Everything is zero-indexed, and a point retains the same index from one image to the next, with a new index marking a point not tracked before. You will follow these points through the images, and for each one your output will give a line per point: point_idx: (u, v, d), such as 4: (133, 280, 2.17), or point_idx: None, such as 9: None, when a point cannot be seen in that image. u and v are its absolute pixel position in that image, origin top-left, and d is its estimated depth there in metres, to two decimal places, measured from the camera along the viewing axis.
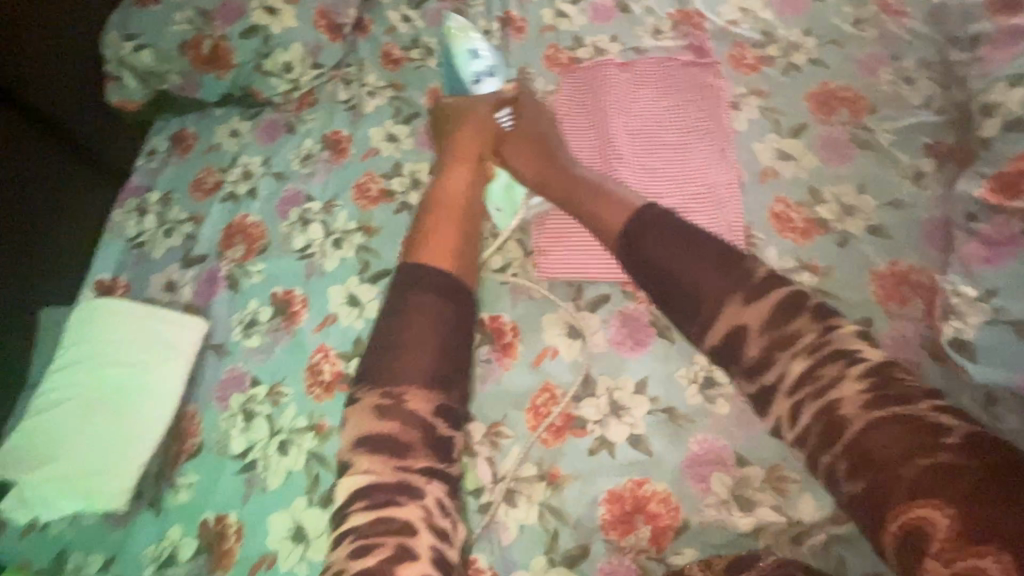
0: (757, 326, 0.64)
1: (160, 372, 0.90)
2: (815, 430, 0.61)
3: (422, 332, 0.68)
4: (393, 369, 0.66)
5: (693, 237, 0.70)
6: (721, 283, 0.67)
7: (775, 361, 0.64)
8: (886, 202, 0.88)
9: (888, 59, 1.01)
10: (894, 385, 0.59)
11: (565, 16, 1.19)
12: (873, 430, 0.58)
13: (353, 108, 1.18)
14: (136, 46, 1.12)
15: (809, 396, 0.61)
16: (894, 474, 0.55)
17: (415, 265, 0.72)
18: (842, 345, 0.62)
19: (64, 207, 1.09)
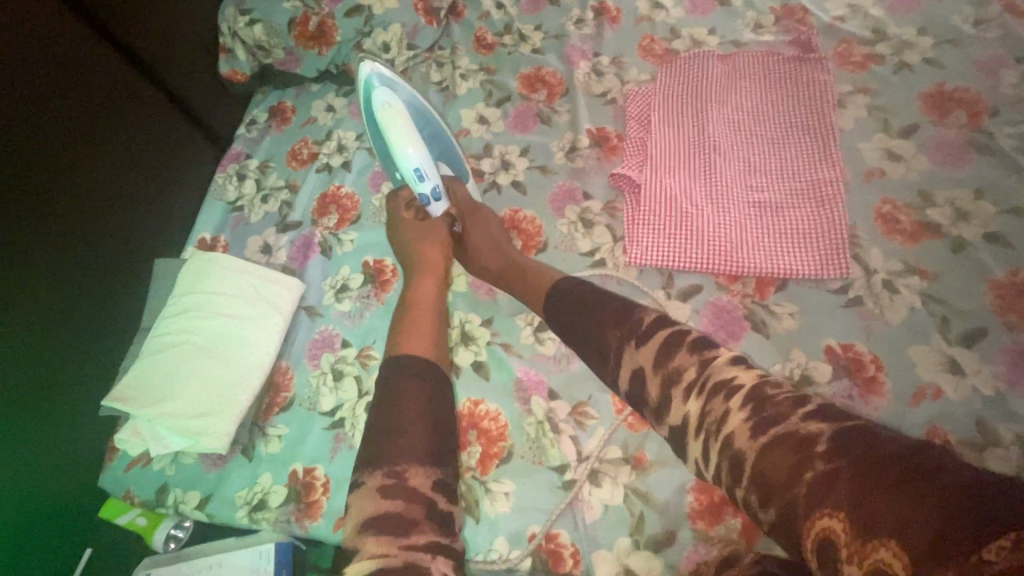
0: (649, 368, 0.67)
1: (260, 327, 0.95)
2: (725, 465, 0.60)
3: (417, 412, 0.67)
4: (390, 451, 0.65)
5: (598, 296, 0.77)
6: (617, 334, 0.71)
7: (673, 402, 0.65)
8: (1006, 209, 0.84)
9: (1011, 62, 0.97)
10: (767, 406, 0.59)
11: (661, 7, 1.19)
12: (765, 455, 0.56)
13: (445, 90, 1.21)
14: (250, 20, 1.18)
15: (710, 437, 0.61)
16: (791, 492, 0.54)
17: (400, 358, 0.73)
18: (718, 374, 0.63)
19: (176, 169, 1.16)
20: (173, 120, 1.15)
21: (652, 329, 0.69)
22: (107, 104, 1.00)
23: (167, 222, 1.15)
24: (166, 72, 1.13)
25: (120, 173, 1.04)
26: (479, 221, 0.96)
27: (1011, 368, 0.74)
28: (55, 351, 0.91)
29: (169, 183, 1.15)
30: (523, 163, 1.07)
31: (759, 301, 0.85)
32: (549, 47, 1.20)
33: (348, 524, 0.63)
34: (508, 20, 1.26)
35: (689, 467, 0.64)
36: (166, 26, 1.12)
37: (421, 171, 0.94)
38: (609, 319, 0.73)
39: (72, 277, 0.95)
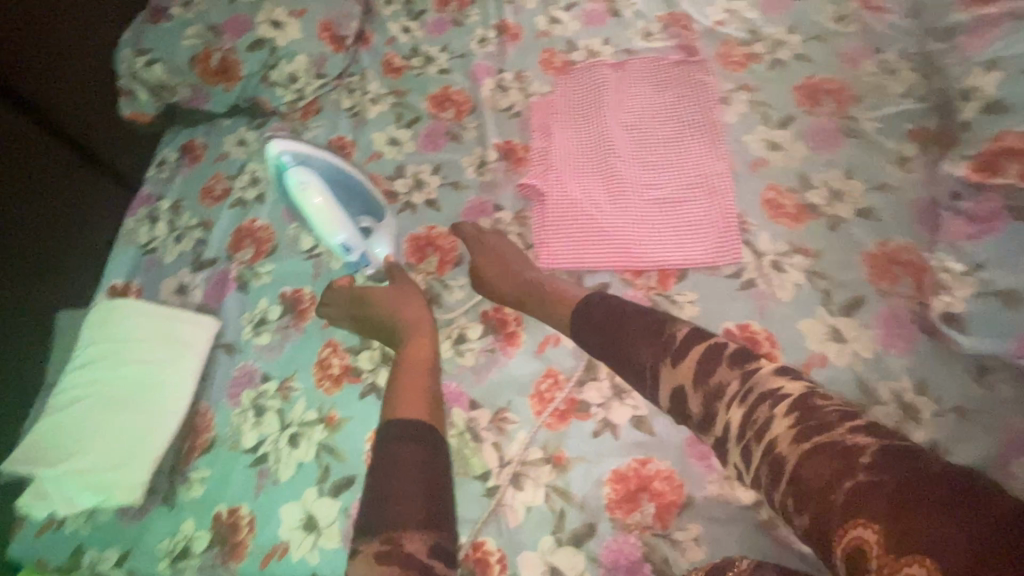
0: (691, 383, 0.64)
1: (174, 370, 0.93)
2: (765, 469, 0.58)
3: (409, 475, 0.66)
4: (391, 519, 0.62)
5: (628, 311, 0.74)
6: (650, 352, 0.68)
7: (717, 413, 0.62)
8: (874, 186, 0.91)
9: (870, 52, 1.05)
10: (815, 414, 0.57)
11: (558, 22, 1.24)
12: (806, 463, 0.54)
13: (356, 115, 1.23)
14: (148, 60, 1.17)
15: (751, 441, 0.59)
16: (827, 500, 0.52)
17: (395, 420, 0.72)
18: (764, 384, 0.60)
19: (77, 217, 1.13)
20: (72, 165, 1.13)
21: (686, 344, 0.66)
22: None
23: (72, 272, 1.12)
24: (60, 117, 1.11)
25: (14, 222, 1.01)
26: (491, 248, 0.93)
27: (886, 331, 0.80)
28: None
29: (72, 232, 1.12)
30: (435, 181, 1.08)
31: (662, 292, 0.89)
32: (455, 67, 1.24)
33: None
34: (415, 44, 1.30)
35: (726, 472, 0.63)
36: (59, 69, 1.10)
37: (349, 246, 0.95)
38: (641, 336, 0.70)
39: None
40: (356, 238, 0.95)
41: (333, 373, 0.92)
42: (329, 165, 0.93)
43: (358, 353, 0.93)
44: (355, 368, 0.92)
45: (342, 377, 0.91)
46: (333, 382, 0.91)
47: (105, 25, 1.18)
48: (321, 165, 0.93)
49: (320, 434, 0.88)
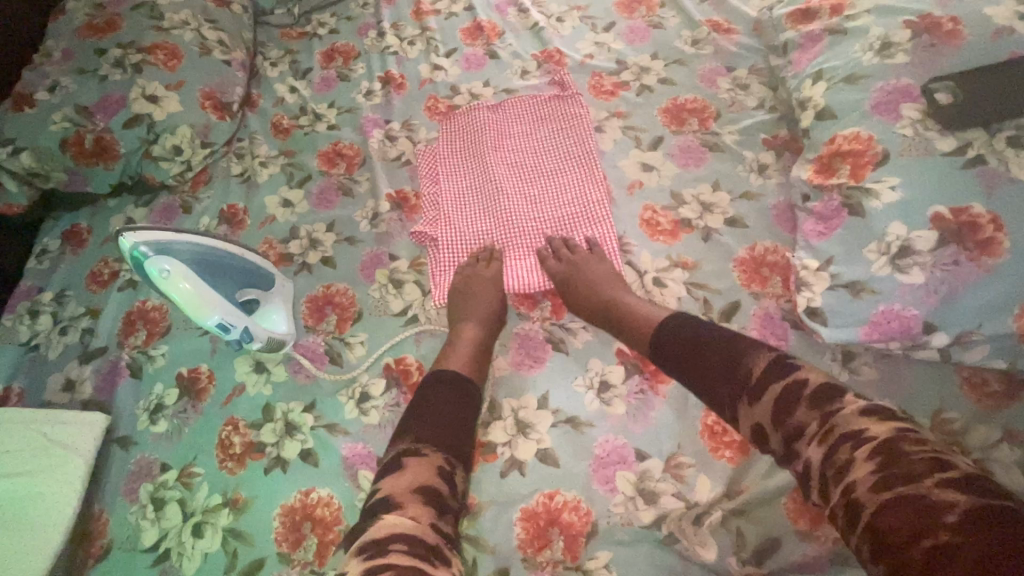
0: (770, 423, 0.64)
1: (53, 480, 0.86)
2: (839, 509, 0.58)
3: (465, 418, 0.77)
4: (445, 441, 0.73)
5: (704, 343, 0.74)
6: (728, 389, 0.69)
7: (798, 452, 0.62)
8: (739, 195, 0.97)
9: (724, 70, 1.14)
10: (900, 462, 0.56)
11: (440, 68, 1.28)
12: (884, 511, 0.54)
13: (247, 180, 1.21)
14: (14, 149, 1.14)
15: (829, 483, 0.59)
16: (907, 557, 0.51)
17: (442, 370, 0.82)
18: (846, 425, 0.60)
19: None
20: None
21: (763, 381, 0.67)
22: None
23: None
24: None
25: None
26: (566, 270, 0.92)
27: (761, 332, 0.85)
28: None
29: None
30: (330, 238, 1.08)
31: (556, 322, 0.92)
32: (344, 122, 1.25)
33: (397, 484, 0.67)
34: (303, 103, 1.30)
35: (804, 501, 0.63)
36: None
37: (228, 324, 0.90)
38: (719, 370, 0.71)
39: None
40: (234, 313, 0.90)
41: (235, 452, 0.88)
42: (194, 248, 0.87)
43: (260, 427, 0.90)
44: (257, 444, 0.88)
45: (245, 455, 0.88)
46: (236, 462, 0.87)
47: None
48: (183, 249, 0.86)
49: (225, 519, 0.83)
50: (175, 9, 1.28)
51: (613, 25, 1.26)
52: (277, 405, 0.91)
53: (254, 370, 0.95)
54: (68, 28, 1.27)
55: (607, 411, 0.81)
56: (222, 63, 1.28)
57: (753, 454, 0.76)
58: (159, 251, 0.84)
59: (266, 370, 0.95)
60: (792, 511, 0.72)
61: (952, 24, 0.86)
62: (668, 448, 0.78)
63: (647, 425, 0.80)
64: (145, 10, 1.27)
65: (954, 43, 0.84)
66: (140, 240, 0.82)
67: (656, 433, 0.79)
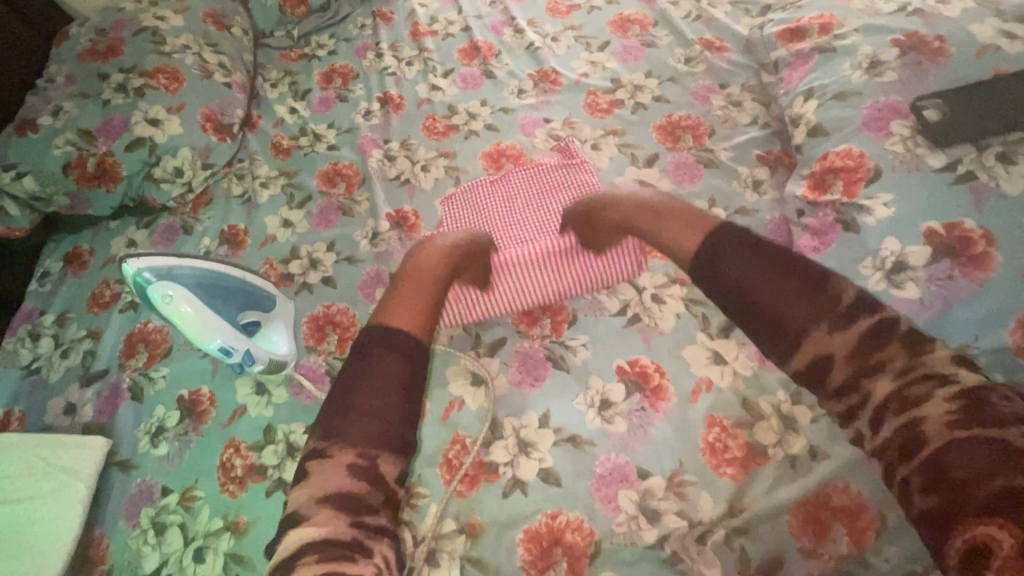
0: (844, 355, 0.66)
1: (53, 504, 0.86)
2: (896, 443, 0.62)
3: (391, 392, 0.73)
4: (358, 427, 0.70)
5: (763, 260, 0.72)
6: (805, 313, 0.69)
7: (862, 383, 0.66)
8: (735, 211, 0.99)
9: (718, 88, 1.16)
10: (988, 409, 0.59)
11: (438, 88, 1.30)
12: (956, 448, 0.58)
13: (247, 201, 1.22)
14: (16, 173, 1.15)
15: (894, 414, 0.63)
16: (966, 491, 0.56)
17: (386, 330, 0.77)
18: (930, 365, 0.63)
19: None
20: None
21: (853, 310, 0.67)
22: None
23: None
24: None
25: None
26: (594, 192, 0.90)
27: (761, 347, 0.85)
28: None
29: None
30: (331, 258, 1.09)
31: (556, 340, 0.91)
32: (343, 142, 1.26)
33: (306, 494, 0.68)
34: (302, 124, 1.32)
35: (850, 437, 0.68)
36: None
37: (230, 348, 0.90)
38: (796, 297, 0.70)
39: None
40: (235, 338, 0.90)
41: (236, 475, 0.88)
42: (194, 274, 0.90)
43: (262, 449, 0.89)
44: (259, 466, 0.88)
45: (246, 478, 0.88)
46: (237, 485, 0.87)
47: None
48: (188, 276, 0.90)
49: (227, 543, 0.83)
50: (177, 34, 1.31)
51: (607, 44, 1.28)
52: (278, 426, 0.91)
53: (255, 392, 0.95)
54: (71, 53, 1.29)
55: (608, 429, 0.82)
56: (223, 85, 1.30)
57: (754, 471, 0.76)
58: (160, 277, 0.87)
59: (267, 392, 0.95)
60: (794, 527, 0.72)
61: (938, 42, 0.88)
62: (670, 466, 0.78)
63: (648, 442, 0.80)
64: (146, 35, 1.29)
65: (941, 61, 0.86)
66: (132, 262, 0.86)
67: (658, 451, 0.79)
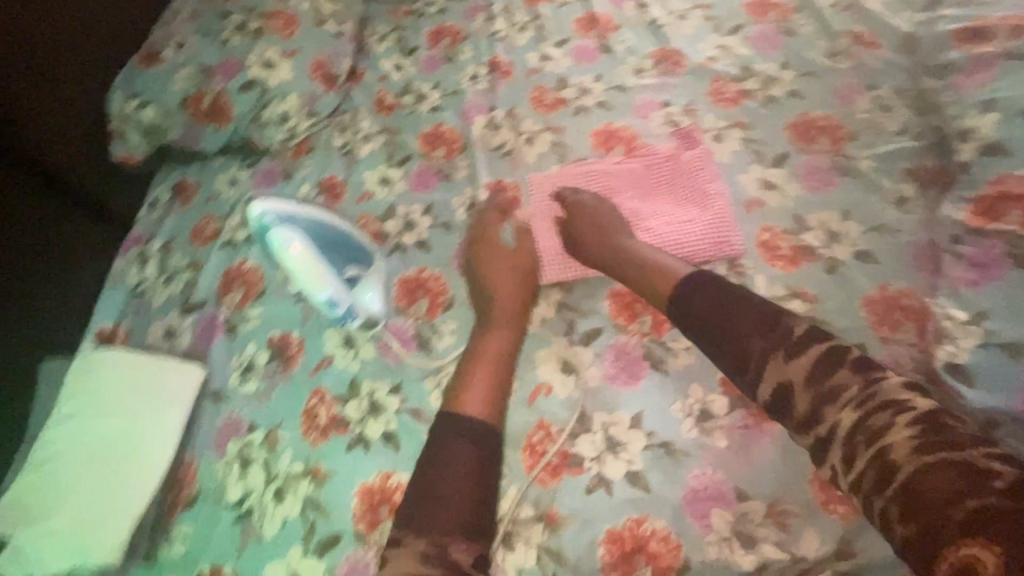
0: (801, 383, 0.67)
1: (154, 423, 0.90)
2: (870, 473, 0.61)
3: (469, 481, 0.71)
4: (439, 521, 0.68)
5: (736, 304, 0.75)
6: (762, 345, 0.71)
7: (824, 416, 0.66)
8: (871, 227, 0.89)
9: (864, 88, 1.04)
10: (942, 431, 0.60)
11: (550, 58, 1.24)
12: (925, 473, 0.58)
13: (347, 154, 1.22)
14: (140, 103, 1.18)
15: (861, 444, 0.62)
16: (943, 516, 0.55)
17: (453, 419, 0.76)
18: (887, 394, 0.64)
19: (48, 243, 1.12)
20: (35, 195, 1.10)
21: (806, 339, 0.69)
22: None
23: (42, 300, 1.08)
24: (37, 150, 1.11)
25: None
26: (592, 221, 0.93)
27: None
28: None
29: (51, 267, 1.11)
30: (426, 222, 1.07)
31: (656, 339, 0.86)
32: (447, 105, 1.23)
33: None
34: (407, 81, 1.30)
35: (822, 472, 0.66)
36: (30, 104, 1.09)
37: (336, 300, 0.97)
38: (753, 328, 0.73)
39: None
40: (341, 290, 0.97)
41: (319, 424, 0.89)
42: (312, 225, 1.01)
43: (346, 402, 0.90)
44: (342, 419, 0.89)
45: (329, 428, 0.89)
46: (320, 433, 0.89)
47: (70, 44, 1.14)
48: (304, 223, 1.01)
49: (306, 488, 0.85)
50: None
51: (739, 27, 1.18)
52: (363, 383, 0.92)
53: (342, 345, 0.96)
54: None
55: (706, 442, 0.77)
56: (334, 35, 1.29)
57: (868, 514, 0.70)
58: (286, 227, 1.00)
59: (355, 346, 0.95)
60: None
61: None
62: (772, 493, 0.73)
63: (749, 463, 0.75)
64: None
65: None
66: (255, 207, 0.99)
67: (760, 475, 0.74)
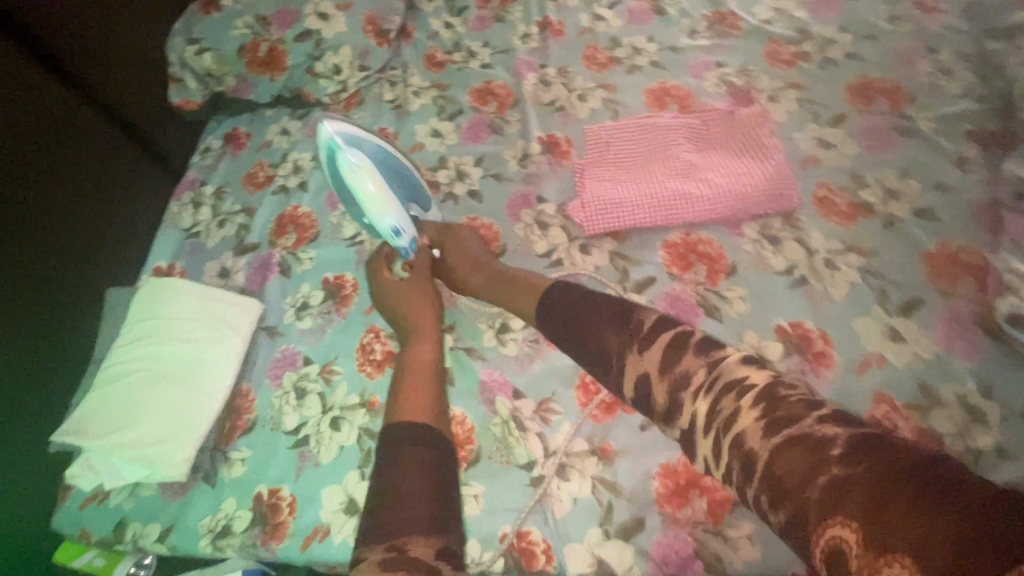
0: (656, 373, 0.67)
1: (216, 350, 0.93)
2: (735, 464, 0.60)
3: (417, 477, 0.65)
4: (392, 523, 0.61)
5: (593, 306, 0.76)
6: (617, 339, 0.72)
7: (683, 405, 0.65)
8: (931, 185, 0.89)
9: (925, 52, 1.03)
10: (783, 406, 0.59)
11: (602, 19, 1.24)
12: (779, 455, 0.57)
13: (398, 107, 1.23)
14: (199, 49, 1.20)
15: (720, 435, 0.61)
16: (802, 497, 0.55)
17: (392, 424, 0.71)
18: (728, 373, 0.63)
19: None
20: (108, 132, 1.11)
21: (654, 331, 0.70)
22: (49, 122, 0.99)
23: (109, 236, 1.11)
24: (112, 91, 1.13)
25: (63, 179, 1.02)
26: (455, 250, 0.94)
27: (947, 332, 0.77)
28: (19, 386, 0.91)
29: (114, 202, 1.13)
30: (477, 173, 1.09)
31: (711, 288, 0.87)
32: (498, 62, 1.24)
33: None
34: (457, 39, 1.30)
35: (698, 467, 0.65)
36: (101, 39, 1.09)
37: (399, 230, 0.93)
38: (611, 325, 0.73)
39: (32, 306, 0.94)
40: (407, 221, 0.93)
41: (375, 359, 0.92)
42: (380, 149, 0.92)
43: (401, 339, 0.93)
44: (398, 355, 0.92)
45: (384, 362, 0.91)
46: (375, 368, 0.91)
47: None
48: (371, 148, 0.92)
49: (362, 419, 0.87)
50: None
51: None
52: None
53: None
54: None
55: None
56: None
57: None
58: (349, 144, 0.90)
59: None
60: None
61: None
62: None
63: None
64: None
65: None
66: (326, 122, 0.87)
67: None
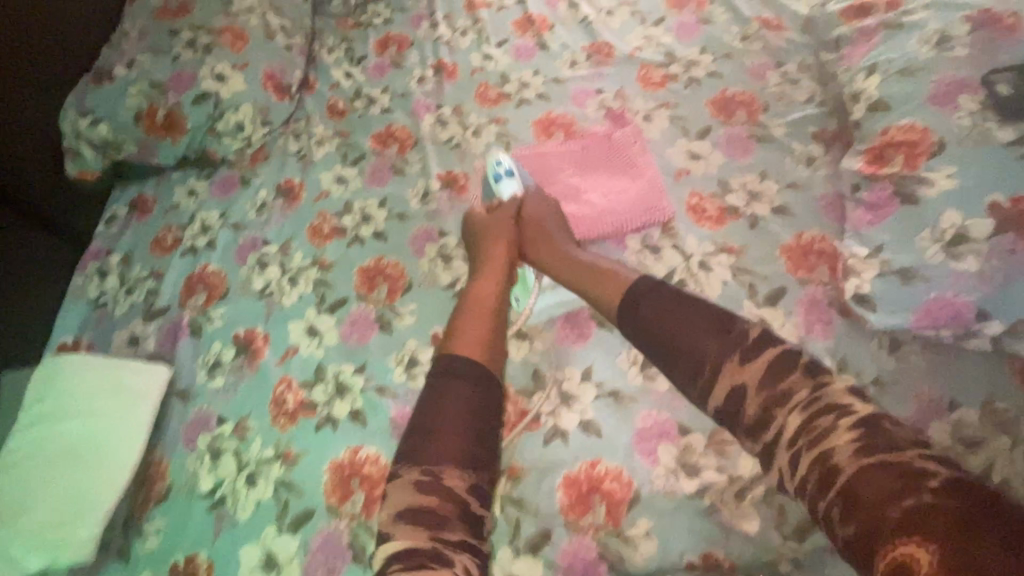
0: (755, 386, 0.66)
1: (120, 421, 0.92)
2: (812, 476, 0.62)
3: (462, 418, 0.70)
4: (428, 450, 0.68)
5: (695, 304, 0.74)
6: (717, 344, 0.70)
7: (774, 416, 0.65)
8: (786, 184, 0.98)
9: (774, 65, 1.14)
10: (879, 436, 0.60)
11: (491, 58, 1.32)
12: (863, 475, 0.58)
13: (303, 157, 1.26)
14: (93, 120, 1.21)
15: (804, 448, 0.63)
16: (881, 515, 0.56)
17: (453, 357, 0.76)
18: (833, 398, 0.64)
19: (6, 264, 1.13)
20: None
21: (757, 345, 0.68)
22: None
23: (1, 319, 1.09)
24: None
25: None
26: (540, 217, 0.96)
27: (807, 316, 0.85)
28: None
29: (5, 282, 1.13)
30: (383, 214, 1.12)
31: None
32: (397, 106, 1.30)
33: (384, 512, 0.67)
34: (357, 87, 1.35)
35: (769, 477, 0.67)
36: None
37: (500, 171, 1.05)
38: (711, 327, 0.72)
39: None
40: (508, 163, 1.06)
41: (287, 410, 0.92)
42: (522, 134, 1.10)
43: (313, 387, 0.94)
44: (310, 403, 0.92)
45: (297, 413, 0.92)
46: (289, 419, 0.92)
47: (17, 64, 1.16)
48: None
49: (277, 472, 0.87)
50: None
51: (662, 20, 1.28)
52: (329, 367, 0.95)
53: (307, 334, 1.00)
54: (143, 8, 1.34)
55: (650, 387, 0.84)
56: (284, 47, 1.34)
57: None
58: None
59: (319, 334, 0.99)
60: None
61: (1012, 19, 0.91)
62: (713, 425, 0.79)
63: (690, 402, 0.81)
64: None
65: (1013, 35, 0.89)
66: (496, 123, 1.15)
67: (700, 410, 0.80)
